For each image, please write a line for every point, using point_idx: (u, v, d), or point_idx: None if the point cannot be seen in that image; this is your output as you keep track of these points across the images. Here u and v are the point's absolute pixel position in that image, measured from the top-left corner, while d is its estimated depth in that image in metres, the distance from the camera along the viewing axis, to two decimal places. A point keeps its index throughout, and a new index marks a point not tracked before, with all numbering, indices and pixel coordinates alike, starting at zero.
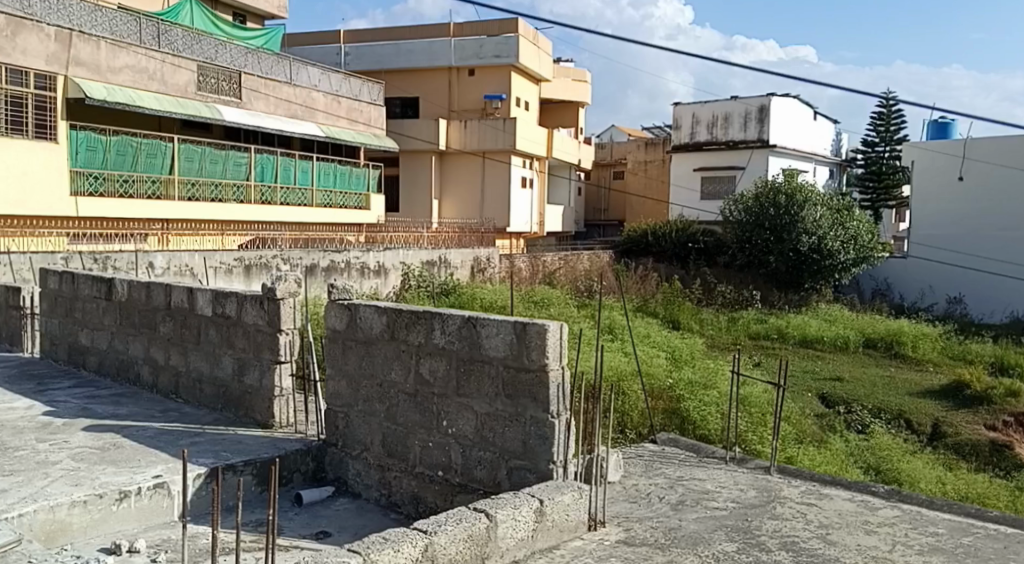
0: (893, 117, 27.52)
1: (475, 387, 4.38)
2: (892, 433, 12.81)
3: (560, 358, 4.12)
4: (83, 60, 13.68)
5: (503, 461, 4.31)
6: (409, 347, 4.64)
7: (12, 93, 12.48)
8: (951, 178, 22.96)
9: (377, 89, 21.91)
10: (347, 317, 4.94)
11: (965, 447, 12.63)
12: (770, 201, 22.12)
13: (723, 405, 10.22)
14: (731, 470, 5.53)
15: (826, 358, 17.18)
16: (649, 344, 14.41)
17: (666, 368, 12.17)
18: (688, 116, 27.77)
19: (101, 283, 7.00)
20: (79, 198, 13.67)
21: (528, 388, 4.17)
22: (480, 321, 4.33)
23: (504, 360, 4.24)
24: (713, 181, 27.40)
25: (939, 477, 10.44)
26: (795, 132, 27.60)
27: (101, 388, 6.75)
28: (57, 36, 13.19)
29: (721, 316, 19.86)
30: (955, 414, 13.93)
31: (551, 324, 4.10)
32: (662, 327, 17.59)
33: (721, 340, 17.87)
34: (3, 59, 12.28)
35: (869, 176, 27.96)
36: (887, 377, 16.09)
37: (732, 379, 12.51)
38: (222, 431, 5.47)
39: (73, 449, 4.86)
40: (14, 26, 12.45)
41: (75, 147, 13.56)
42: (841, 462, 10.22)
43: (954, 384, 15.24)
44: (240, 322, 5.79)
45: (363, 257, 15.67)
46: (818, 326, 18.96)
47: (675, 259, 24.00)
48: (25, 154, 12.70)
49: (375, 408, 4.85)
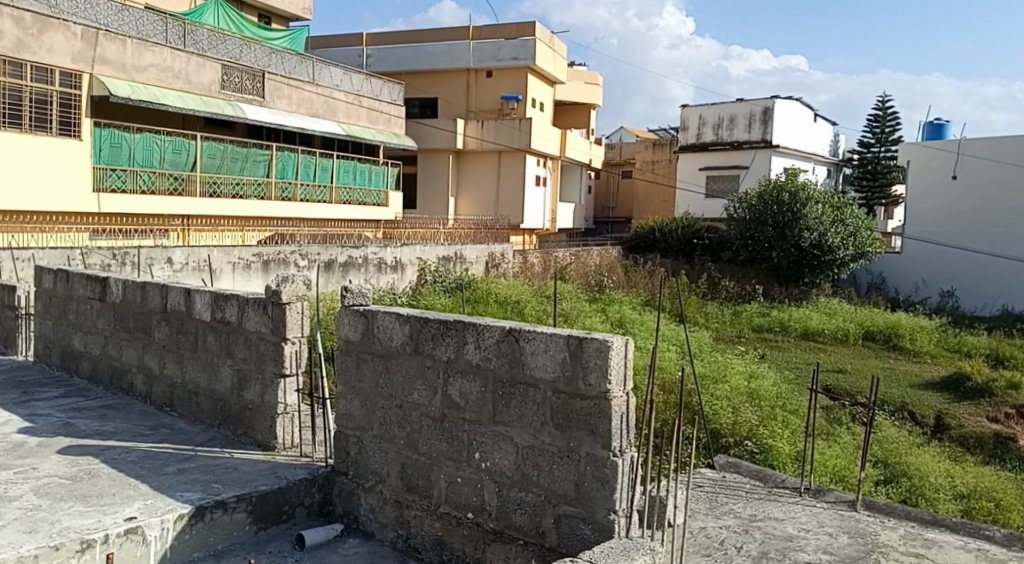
0: (889, 119, 26.40)
1: (517, 414, 3.66)
2: (897, 426, 11.98)
3: (623, 383, 3.40)
4: (109, 58, 13.11)
5: (550, 506, 3.57)
6: (436, 364, 3.94)
7: (36, 91, 11.97)
8: (945, 177, 22.02)
9: (399, 89, 21.16)
10: (362, 326, 4.24)
11: (970, 440, 11.82)
12: (774, 199, 21.27)
13: (734, 406, 9.61)
14: (810, 506, 4.71)
15: (828, 351, 16.34)
16: (657, 337, 13.75)
17: (674, 363, 11.49)
18: (694, 117, 26.85)
19: (96, 282, 6.32)
20: (102, 194, 13.14)
21: (583, 419, 3.45)
22: (524, 334, 3.62)
23: (554, 383, 3.52)
24: (718, 179, 26.39)
25: (946, 471, 9.75)
26: (796, 132, 26.52)
27: (91, 397, 6.09)
28: (84, 35, 12.67)
29: (725, 308, 19.02)
30: (957, 406, 13.13)
31: (613, 338, 3.37)
32: (671, 320, 16.78)
33: (725, 333, 17.10)
34: (28, 57, 11.80)
35: (863, 176, 26.67)
36: (888, 368, 15.27)
37: (740, 374, 11.85)
38: (218, 454, 4.78)
39: (40, 480, 4.16)
40: (40, 24, 11.96)
41: (99, 144, 13.01)
42: (850, 457, 9.43)
43: (954, 376, 14.43)
44: (241, 330, 5.09)
45: (381, 253, 14.99)
46: (819, 318, 18.11)
47: (680, 255, 23.02)
48: (52, 154, 12.23)
49: (393, 433, 4.14)
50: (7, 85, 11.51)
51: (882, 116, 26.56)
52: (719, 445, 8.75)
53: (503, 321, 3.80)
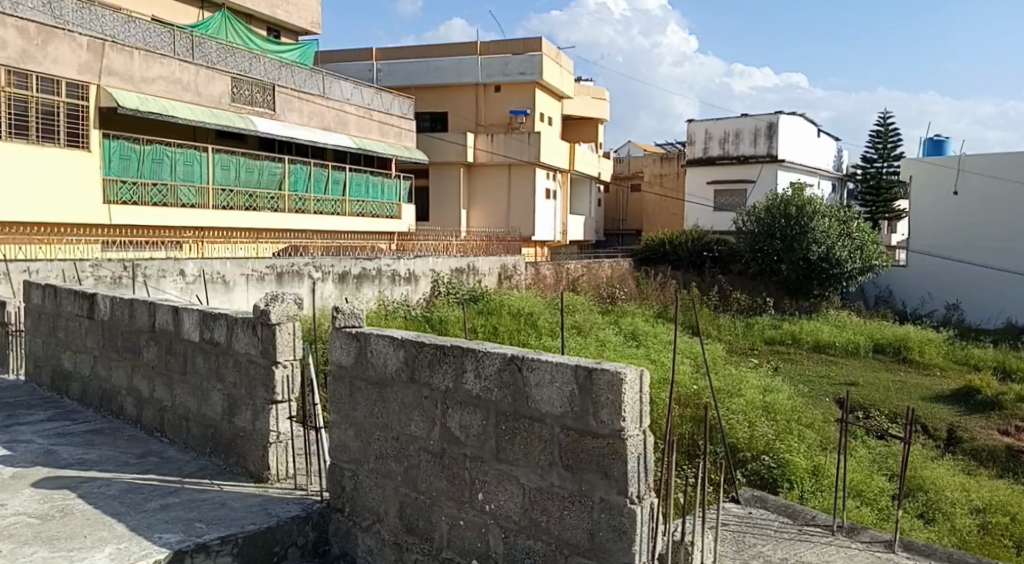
0: (891, 135, 25.95)
1: (522, 451, 3.31)
2: (911, 440, 11.56)
3: (639, 419, 3.04)
4: (116, 70, 12.88)
5: (560, 556, 3.21)
6: (434, 394, 3.60)
7: (42, 102, 11.73)
8: (946, 193, 21.49)
9: (409, 103, 20.92)
10: (354, 351, 3.91)
11: (983, 453, 11.37)
12: (781, 212, 20.86)
13: (742, 425, 9.28)
14: (845, 547, 4.34)
15: (839, 363, 15.92)
16: (671, 350, 13.41)
17: (689, 377, 11.17)
18: (700, 132, 26.28)
19: (84, 298, 6.01)
20: (112, 206, 12.91)
21: (595, 460, 3.09)
22: (527, 362, 3.27)
23: (562, 419, 3.17)
24: (726, 193, 25.95)
25: (961, 484, 9.40)
26: (802, 147, 26.17)
27: (78, 421, 5.76)
28: (90, 46, 12.45)
29: (737, 321, 18.60)
30: (969, 419, 12.74)
31: (626, 370, 3.01)
32: (682, 332, 16.39)
33: (737, 346, 16.74)
34: (34, 68, 11.57)
35: (866, 192, 26.23)
36: (899, 381, 14.82)
37: (756, 388, 11.52)
38: (205, 487, 4.45)
39: (6, 521, 3.88)
40: (45, 34, 11.76)
41: (108, 156, 12.79)
42: (864, 472, 9.07)
43: (964, 389, 14.01)
44: (231, 351, 4.76)
45: (394, 265, 14.71)
46: (830, 331, 17.68)
47: (691, 268, 22.54)
48: (61, 165, 12.00)
49: (391, 468, 3.79)
50: (12, 95, 11.27)
51: (883, 132, 26.04)
52: (732, 460, 8.56)
53: (505, 346, 3.45)
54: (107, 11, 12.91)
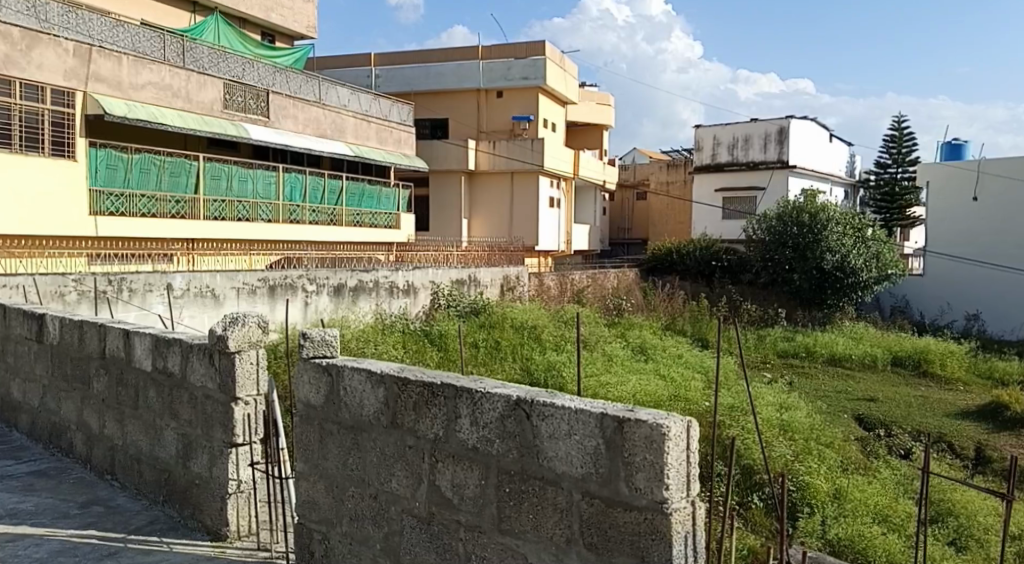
0: (906, 139, 25.25)
1: (531, 520, 2.61)
2: (939, 460, 10.79)
3: (686, 487, 2.35)
4: (103, 76, 12.25)
5: None
6: (420, 444, 2.90)
7: (27, 109, 11.07)
8: (966, 199, 20.78)
9: (408, 110, 20.27)
10: (325, 387, 3.20)
11: (1015, 473, 10.61)
12: (793, 219, 20.11)
13: (761, 445, 8.47)
14: None
15: (857, 378, 15.14)
16: (681, 365, 12.66)
17: (702, 393, 10.43)
18: (709, 138, 25.64)
19: (32, 319, 5.31)
20: (99, 218, 12.23)
21: (627, 538, 2.40)
22: (539, 408, 2.56)
23: (583, 483, 2.48)
24: (735, 200, 25.26)
25: (994, 509, 8.62)
26: (813, 152, 25.47)
27: (23, 461, 5.04)
28: (77, 51, 11.81)
29: (747, 333, 17.82)
30: (998, 437, 11.95)
31: (670, 422, 2.31)
32: (692, 346, 15.66)
33: (750, 359, 15.99)
34: (17, 74, 10.90)
35: (879, 198, 25.51)
36: (921, 397, 14.02)
37: (771, 405, 10.79)
38: (152, 548, 3.76)
39: None
40: (29, 39, 11.11)
41: (94, 165, 12.12)
42: (890, 495, 8.33)
43: (991, 405, 13.24)
44: (185, 384, 4.05)
45: (392, 276, 13.99)
46: (846, 343, 16.93)
47: (699, 278, 21.79)
48: (45, 175, 11.32)
49: (368, 533, 3.08)
50: None
51: (897, 137, 25.34)
52: (751, 484, 7.87)
53: (509, 386, 2.74)
54: (94, 14, 12.26)
